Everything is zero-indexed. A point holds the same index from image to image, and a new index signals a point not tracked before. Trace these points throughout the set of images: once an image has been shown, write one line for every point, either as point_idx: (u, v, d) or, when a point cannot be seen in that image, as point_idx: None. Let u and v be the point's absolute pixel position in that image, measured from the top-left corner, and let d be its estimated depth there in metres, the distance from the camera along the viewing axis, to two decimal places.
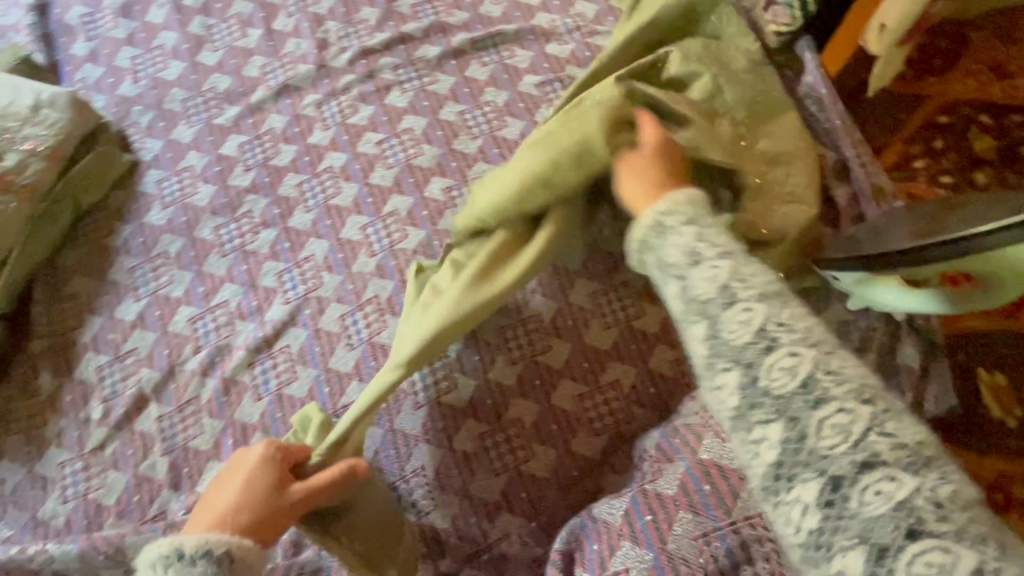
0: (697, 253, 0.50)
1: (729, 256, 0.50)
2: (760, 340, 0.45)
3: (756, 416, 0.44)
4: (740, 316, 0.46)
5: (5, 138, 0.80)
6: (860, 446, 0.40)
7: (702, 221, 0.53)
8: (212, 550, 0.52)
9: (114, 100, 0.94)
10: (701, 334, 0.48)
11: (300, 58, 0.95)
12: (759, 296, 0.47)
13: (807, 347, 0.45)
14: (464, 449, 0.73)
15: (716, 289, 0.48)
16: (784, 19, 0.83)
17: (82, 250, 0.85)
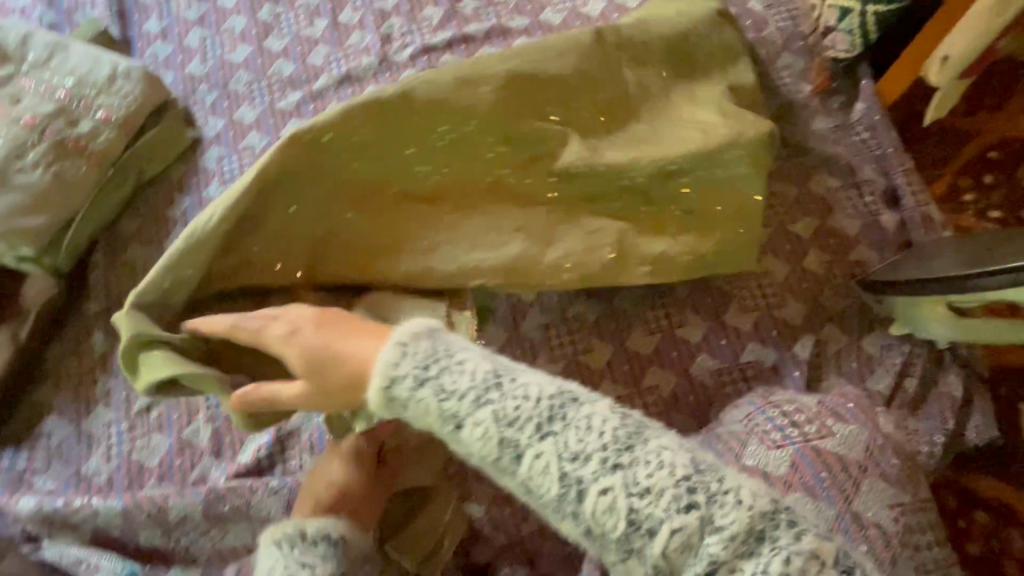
0: (458, 400, 0.44)
1: (494, 391, 0.44)
2: (569, 486, 0.41)
3: (609, 551, 0.42)
4: (539, 465, 0.42)
5: (82, 105, 0.83)
6: (700, 555, 0.39)
7: (446, 355, 0.46)
8: (332, 534, 0.54)
9: (183, 77, 0.97)
10: (519, 489, 0.44)
11: (363, 50, 0.98)
12: (541, 430, 0.42)
13: (611, 475, 0.41)
14: None
15: (494, 443, 0.43)
16: (843, 46, 0.87)
17: (142, 219, 0.88)
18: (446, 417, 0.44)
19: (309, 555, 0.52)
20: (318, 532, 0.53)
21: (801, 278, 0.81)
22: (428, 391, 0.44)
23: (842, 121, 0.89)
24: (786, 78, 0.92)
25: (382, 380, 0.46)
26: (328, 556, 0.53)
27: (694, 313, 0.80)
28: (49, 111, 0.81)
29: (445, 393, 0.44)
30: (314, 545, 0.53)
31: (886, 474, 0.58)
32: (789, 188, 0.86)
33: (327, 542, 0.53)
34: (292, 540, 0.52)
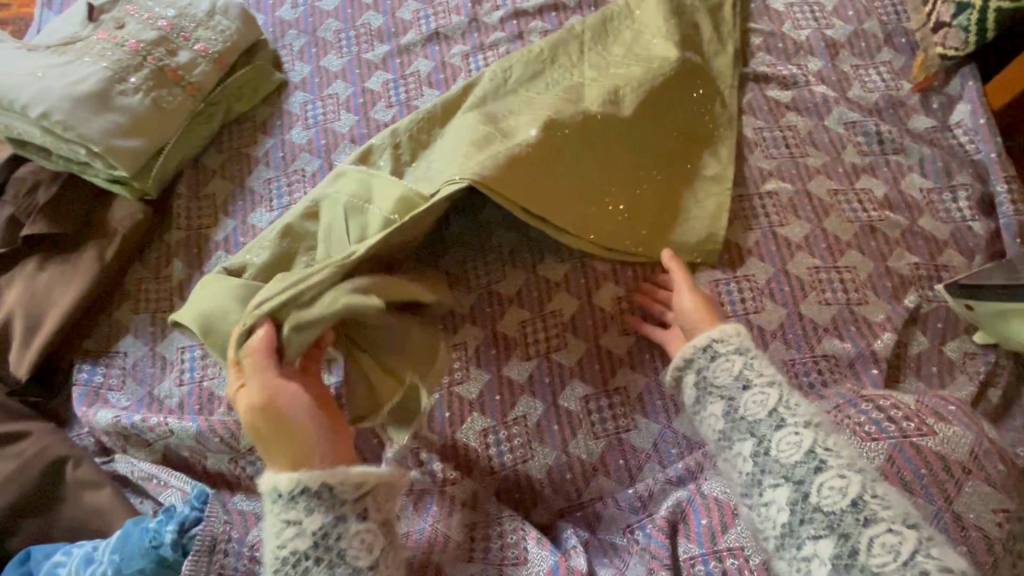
0: (745, 378, 0.60)
1: (775, 385, 0.59)
2: (810, 460, 0.54)
3: (807, 530, 0.52)
4: (789, 438, 0.55)
5: (181, 35, 0.85)
6: (907, 563, 0.48)
7: (750, 352, 0.62)
8: (307, 488, 0.54)
9: (273, 22, 0.98)
10: (749, 450, 0.57)
11: (453, 9, 0.97)
12: (808, 422, 0.56)
13: (853, 472, 0.53)
14: (568, 408, 0.74)
15: (764, 409, 0.58)
16: (955, 42, 0.85)
17: (226, 155, 0.89)
18: (738, 378, 0.60)
19: (293, 513, 0.54)
20: (292, 492, 0.54)
21: (885, 277, 0.79)
22: (734, 359, 0.61)
23: (940, 121, 0.87)
24: (885, 73, 0.89)
25: (699, 343, 0.63)
26: (315, 512, 0.54)
27: (772, 302, 0.78)
28: (151, 39, 0.83)
29: (751, 366, 0.61)
30: (292, 503, 0.54)
31: (993, 479, 0.57)
32: (879, 184, 0.84)
33: (307, 497, 0.54)
34: (280, 500, 0.55)
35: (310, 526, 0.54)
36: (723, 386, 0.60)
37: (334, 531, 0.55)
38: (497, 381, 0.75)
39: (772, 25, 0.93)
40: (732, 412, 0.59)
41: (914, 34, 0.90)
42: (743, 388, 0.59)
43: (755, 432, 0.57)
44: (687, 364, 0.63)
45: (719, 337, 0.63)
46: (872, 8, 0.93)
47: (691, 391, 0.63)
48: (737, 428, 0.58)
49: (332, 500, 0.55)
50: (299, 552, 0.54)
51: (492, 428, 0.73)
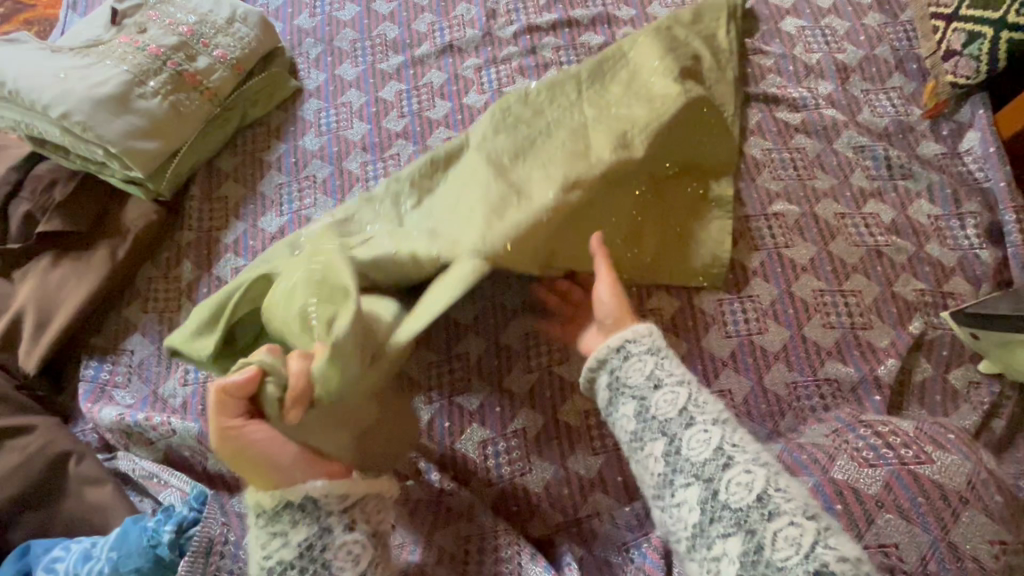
0: (657, 377, 0.58)
1: (684, 383, 0.57)
2: (718, 457, 0.52)
3: (715, 529, 0.50)
4: (699, 436, 0.54)
5: (201, 41, 0.86)
6: (810, 556, 0.46)
7: (662, 350, 0.60)
8: (292, 501, 0.53)
9: (291, 30, 1.00)
10: (660, 450, 0.55)
11: (468, 23, 0.99)
12: (716, 420, 0.55)
13: (759, 467, 0.51)
14: (567, 422, 0.74)
15: (674, 408, 0.56)
16: (966, 71, 0.84)
17: (239, 159, 0.90)
18: (649, 378, 0.58)
19: (277, 526, 0.53)
20: (276, 506, 0.53)
21: (890, 302, 0.79)
22: (646, 359, 0.59)
23: (949, 147, 0.86)
24: (895, 99, 0.90)
25: (612, 342, 0.61)
26: (300, 523, 0.53)
27: (776, 323, 0.77)
28: (171, 44, 0.85)
29: (661, 366, 0.58)
30: (275, 517, 0.53)
31: (989, 509, 0.56)
32: (887, 210, 0.84)
33: (290, 510, 0.53)
34: (264, 515, 0.54)
35: (295, 539, 0.53)
36: (634, 386, 0.58)
37: (320, 542, 0.53)
38: (499, 393, 0.76)
39: (783, 47, 0.94)
40: (645, 412, 0.57)
41: (925, 60, 0.90)
42: (654, 387, 0.57)
43: (666, 431, 0.55)
44: (602, 365, 0.61)
45: (632, 338, 0.60)
46: (884, 33, 0.94)
47: (605, 392, 0.61)
48: (646, 428, 0.56)
49: (318, 511, 0.54)
50: (285, 563, 0.53)
51: (491, 439, 0.73)
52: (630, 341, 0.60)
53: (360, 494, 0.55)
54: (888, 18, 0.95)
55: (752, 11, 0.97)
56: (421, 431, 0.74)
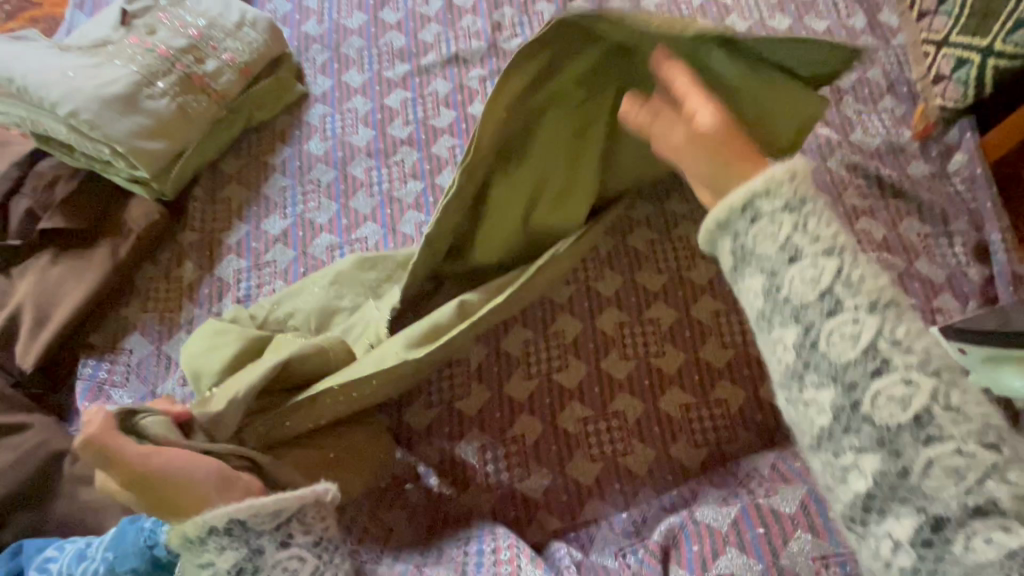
0: (791, 244, 0.35)
1: (835, 251, 0.34)
2: (867, 359, 0.32)
3: (847, 447, 0.32)
4: (846, 328, 0.33)
5: (210, 45, 0.87)
6: (996, 510, 0.28)
7: (810, 202, 0.35)
8: (211, 528, 0.51)
9: (298, 36, 1.02)
10: (790, 342, 0.35)
11: (474, 34, 1.01)
12: (874, 305, 0.33)
13: (925, 373, 0.31)
14: (566, 428, 0.75)
15: (813, 289, 0.34)
16: (954, 95, 0.87)
17: (244, 161, 0.91)
18: (780, 248, 0.35)
19: (204, 554, 0.51)
20: (198, 536, 0.51)
21: None
22: (775, 223, 0.35)
23: (938, 168, 0.89)
24: (886, 120, 0.93)
25: (730, 203, 0.37)
26: (226, 548, 0.51)
27: None
28: (181, 46, 0.85)
29: (800, 228, 0.35)
30: (202, 546, 0.51)
31: None
32: (878, 227, 0.86)
33: (217, 536, 0.51)
34: (187, 545, 0.51)
35: (223, 566, 0.51)
36: (756, 253, 0.36)
37: (252, 565, 0.51)
38: (499, 399, 0.76)
39: None
40: (771, 290, 0.35)
41: (915, 84, 0.93)
42: (789, 262, 0.35)
43: (799, 320, 0.34)
44: (721, 234, 0.38)
45: (762, 189, 0.36)
46: (876, 57, 0.97)
47: (722, 261, 0.38)
48: (783, 332, 0.35)
49: (243, 536, 0.51)
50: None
51: (491, 445, 0.74)
52: (759, 195, 0.36)
53: (293, 510, 0.52)
54: (880, 41, 0.98)
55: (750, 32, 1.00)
56: (420, 435, 0.75)
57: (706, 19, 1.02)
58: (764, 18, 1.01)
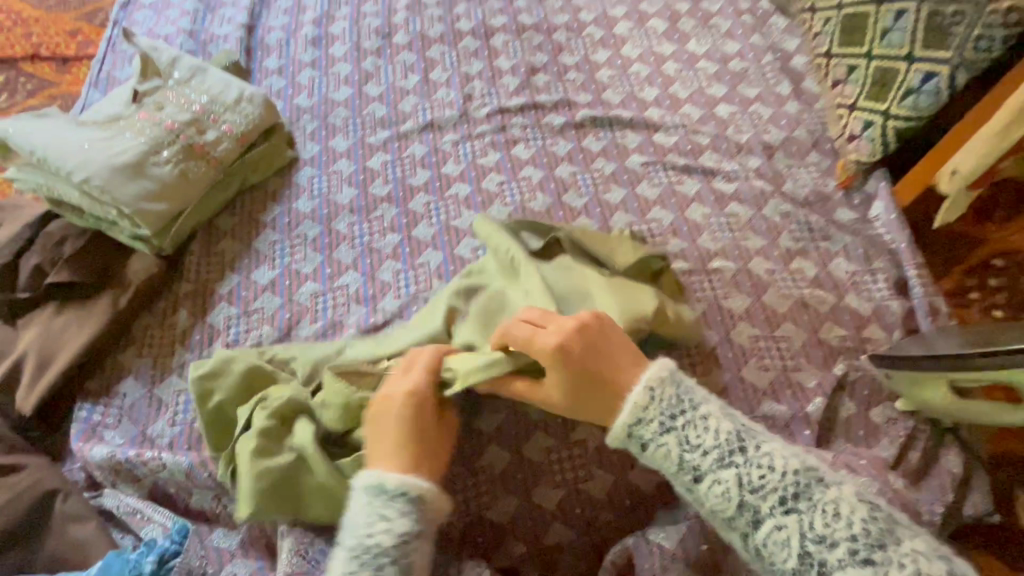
0: (697, 469, 0.55)
1: (730, 469, 0.54)
2: (803, 560, 0.50)
3: None
4: (775, 535, 0.51)
5: (211, 118, 0.98)
6: None
7: (689, 420, 0.56)
8: (408, 492, 0.56)
9: (291, 107, 1.14)
10: (743, 547, 0.54)
11: (447, 104, 1.13)
12: (783, 505, 0.52)
13: (849, 561, 0.49)
14: (530, 457, 0.80)
15: (731, 504, 0.53)
16: (866, 150, 0.98)
17: (237, 219, 1.00)
18: (686, 470, 0.55)
19: (387, 509, 0.55)
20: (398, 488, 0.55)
21: (816, 347, 0.89)
22: (668, 444, 0.56)
23: (860, 214, 1.00)
24: (813, 173, 1.05)
25: (622, 433, 0.58)
26: (406, 513, 0.55)
27: (716, 366, 0.87)
28: (185, 120, 0.96)
29: (688, 445, 0.55)
30: (389, 500, 0.55)
31: None
32: (810, 266, 0.96)
33: (402, 501, 0.55)
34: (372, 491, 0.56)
35: (396, 528, 0.54)
36: (678, 476, 0.56)
37: (412, 537, 0.55)
38: (468, 430, 0.79)
39: (716, 129, 1.10)
40: (715, 513, 0.54)
41: (836, 140, 1.06)
42: (694, 479, 0.55)
43: (736, 526, 0.53)
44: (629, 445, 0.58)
45: (639, 416, 0.57)
46: (801, 118, 1.10)
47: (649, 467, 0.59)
48: (737, 539, 0.54)
49: (416, 511, 0.56)
50: (381, 548, 0.53)
51: (460, 475, 0.78)
52: (638, 419, 0.57)
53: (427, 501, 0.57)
54: (804, 104, 1.11)
55: (691, 98, 1.14)
56: None
57: (652, 88, 1.15)
58: (703, 87, 1.15)
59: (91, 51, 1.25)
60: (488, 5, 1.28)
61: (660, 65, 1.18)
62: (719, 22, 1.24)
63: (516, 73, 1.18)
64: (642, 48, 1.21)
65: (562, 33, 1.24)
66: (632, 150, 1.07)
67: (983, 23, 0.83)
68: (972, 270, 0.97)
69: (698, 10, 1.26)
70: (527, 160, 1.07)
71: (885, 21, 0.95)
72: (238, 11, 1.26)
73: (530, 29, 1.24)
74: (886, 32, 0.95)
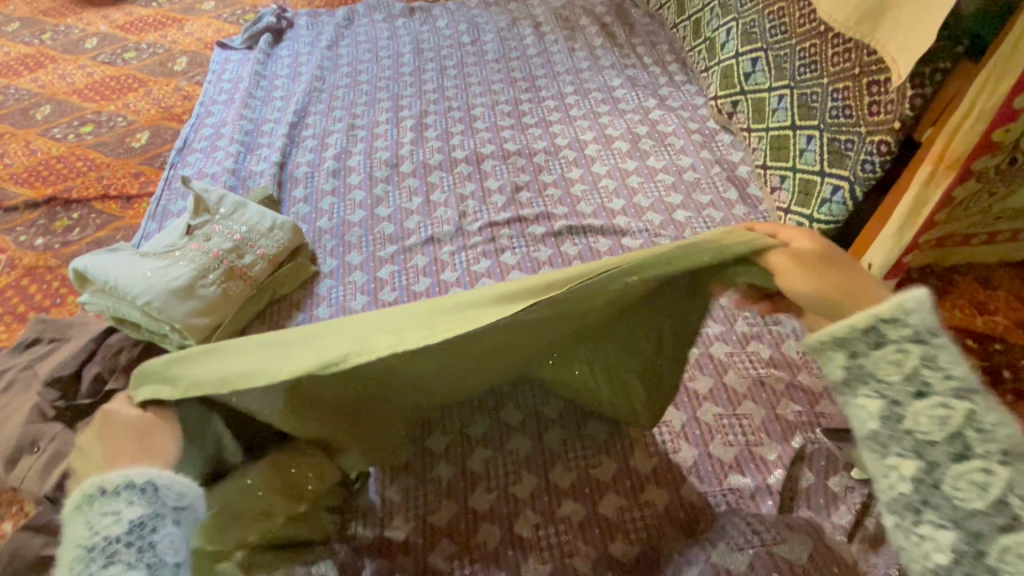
0: (923, 386, 0.51)
1: (966, 398, 0.50)
2: (998, 510, 0.47)
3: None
4: (975, 478, 0.48)
5: (249, 245, 1.18)
6: None
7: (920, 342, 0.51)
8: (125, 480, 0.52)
9: (314, 229, 1.35)
10: (909, 470, 0.51)
11: (445, 221, 1.34)
12: (1007, 458, 0.48)
13: None
14: (521, 534, 0.89)
15: (941, 427, 0.50)
16: None
17: (267, 326, 1.17)
18: (913, 381, 0.52)
19: (113, 503, 0.51)
20: (115, 485, 0.51)
21: (775, 423, 0.99)
22: (907, 350, 0.52)
23: None
24: None
25: (861, 323, 0.53)
26: (136, 502, 0.51)
27: (685, 444, 0.98)
28: (228, 248, 1.15)
29: (931, 364, 0.51)
30: (114, 493, 0.51)
31: None
32: (765, 349, 1.09)
33: (130, 489, 0.52)
34: (88, 500, 0.51)
35: (127, 516, 0.50)
36: (886, 383, 0.53)
37: (151, 522, 0.51)
38: (464, 512, 0.92)
39: (675, 232, 1.28)
40: (894, 419, 0.52)
41: None
42: (916, 394, 0.52)
43: (924, 452, 0.51)
44: (837, 346, 0.55)
45: (889, 317, 0.52)
46: (748, 219, 1.27)
47: (840, 371, 0.55)
48: (912, 461, 0.51)
49: (155, 494, 0.52)
50: (110, 539, 0.49)
51: (458, 553, 0.88)
52: (896, 320, 0.52)
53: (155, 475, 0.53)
54: (750, 207, 1.29)
55: (652, 206, 1.33)
56: (399, 547, 0.89)
57: (619, 199, 1.36)
58: (662, 196, 1.35)
59: (150, 190, 1.50)
60: (478, 138, 1.53)
61: (625, 179, 1.39)
62: (674, 140, 1.46)
63: (503, 192, 1.39)
64: (609, 166, 1.43)
65: (540, 157, 1.47)
66: (604, 253, 1.25)
67: (865, 150, 0.99)
68: None
69: (655, 131, 1.49)
70: (513, 265, 1.24)
71: (801, 142, 1.16)
72: (273, 151, 1.52)
73: (514, 155, 1.48)
74: (802, 151, 1.16)
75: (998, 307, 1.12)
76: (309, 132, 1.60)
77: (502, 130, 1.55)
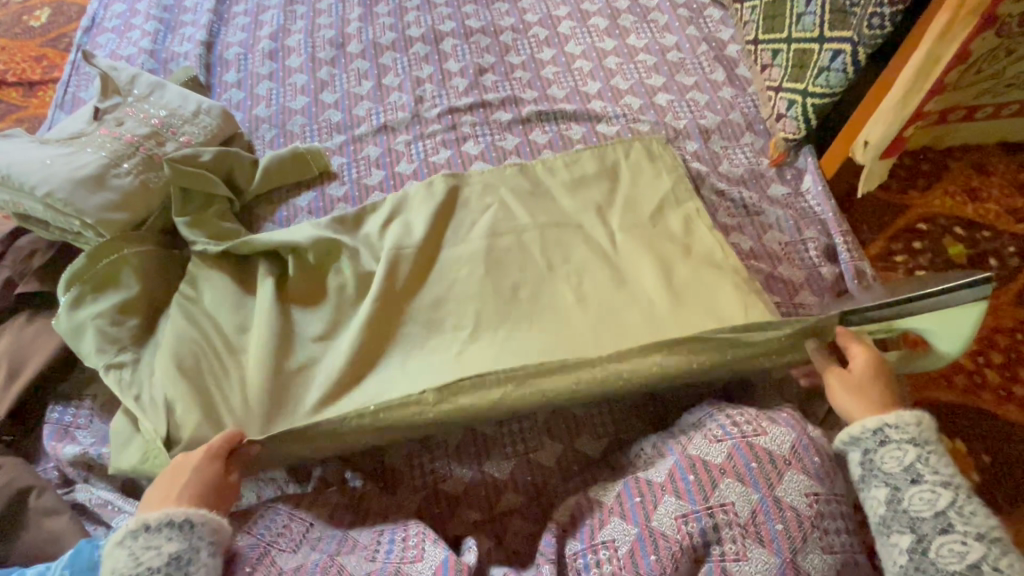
0: (936, 503, 0.62)
1: (980, 538, 0.60)
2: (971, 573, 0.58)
3: None
4: (956, 547, 0.60)
5: (170, 131, 1.03)
6: None
7: (926, 445, 0.66)
8: (171, 519, 0.62)
9: (249, 117, 1.19)
10: (906, 543, 0.62)
11: (400, 107, 1.19)
12: (980, 535, 0.60)
13: None
14: (484, 433, 0.83)
15: (946, 536, 0.61)
16: (791, 129, 1.04)
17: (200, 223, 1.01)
18: (912, 476, 0.64)
19: (155, 539, 0.61)
20: (159, 522, 0.62)
21: None
22: (907, 450, 0.65)
23: (793, 189, 1.04)
24: (749, 152, 1.08)
25: (873, 425, 0.67)
26: (173, 538, 0.62)
27: None
28: (144, 133, 1.00)
29: (956, 508, 0.62)
30: (156, 530, 0.62)
31: (807, 469, 0.67)
32: (746, 240, 0.99)
33: (169, 528, 0.62)
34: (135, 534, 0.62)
35: (167, 550, 0.61)
36: (891, 474, 0.65)
37: (187, 556, 0.61)
38: None
39: (656, 118, 1.14)
40: (896, 501, 0.64)
41: (768, 122, 1.10)
42: (911, 481, 0.64)
43: (917, 528, 0.62)
44: (854, 443, 0.68)
45: (894, 424, 0.67)
46: (735, 102, 1.14)
47: (856, 468, 0.68)
48: (908, 540, 0.62)
49: (192, 535, 0.62)
50: (152, 568, 0.60)
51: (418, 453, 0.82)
52: (898, 426, 0.66)
53: (200, 519, 0.63)
54: (738, 89, 1.16)
55: (631, 89, 1.18)
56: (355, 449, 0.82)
57: (595, 82, 1.21)
58: (643, 78, 1.20)
59: (56, 75, 1.30)
60: (437, 13, 1.34)
61: (602, 60, 1.24)
62: (657, 16, 1.29)
63: (465, 75, 1.23)
64: (585, 45, 1.27)
65: (507, 35, 1.30)
66: (577, 141, 1.12)
67: (874, 2, 0.88)
68: (899, 235, 1.04)
69: (636, 5, 1.32)
70: (476, 155, 1.12)
71: (799, 6, 1.04)
72: (197, 29, 1.32)
73: (477, 33, 1.30)
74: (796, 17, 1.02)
75: (990, 193, 1.06)
76: (240, 8, 1.38)
77: (465, 5, 1.35)
